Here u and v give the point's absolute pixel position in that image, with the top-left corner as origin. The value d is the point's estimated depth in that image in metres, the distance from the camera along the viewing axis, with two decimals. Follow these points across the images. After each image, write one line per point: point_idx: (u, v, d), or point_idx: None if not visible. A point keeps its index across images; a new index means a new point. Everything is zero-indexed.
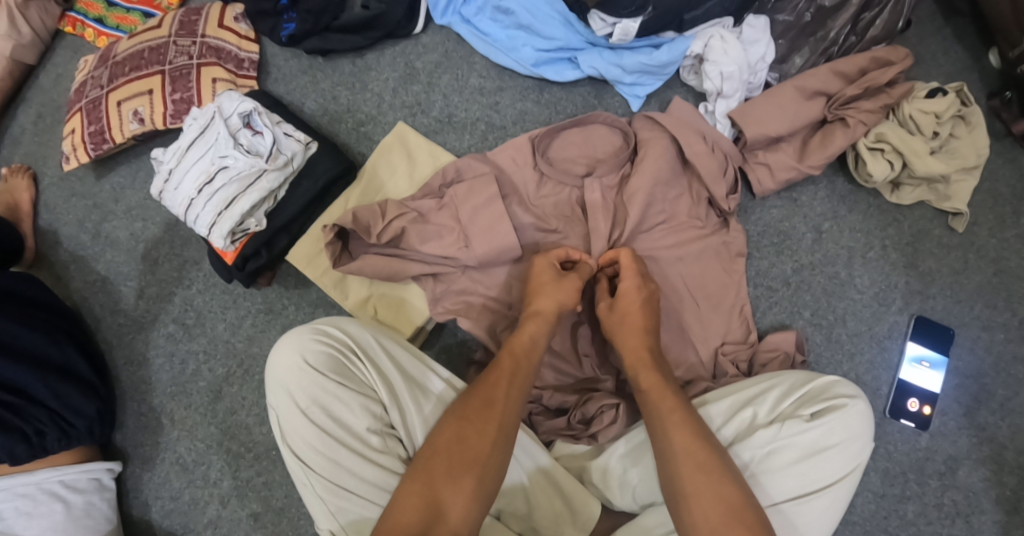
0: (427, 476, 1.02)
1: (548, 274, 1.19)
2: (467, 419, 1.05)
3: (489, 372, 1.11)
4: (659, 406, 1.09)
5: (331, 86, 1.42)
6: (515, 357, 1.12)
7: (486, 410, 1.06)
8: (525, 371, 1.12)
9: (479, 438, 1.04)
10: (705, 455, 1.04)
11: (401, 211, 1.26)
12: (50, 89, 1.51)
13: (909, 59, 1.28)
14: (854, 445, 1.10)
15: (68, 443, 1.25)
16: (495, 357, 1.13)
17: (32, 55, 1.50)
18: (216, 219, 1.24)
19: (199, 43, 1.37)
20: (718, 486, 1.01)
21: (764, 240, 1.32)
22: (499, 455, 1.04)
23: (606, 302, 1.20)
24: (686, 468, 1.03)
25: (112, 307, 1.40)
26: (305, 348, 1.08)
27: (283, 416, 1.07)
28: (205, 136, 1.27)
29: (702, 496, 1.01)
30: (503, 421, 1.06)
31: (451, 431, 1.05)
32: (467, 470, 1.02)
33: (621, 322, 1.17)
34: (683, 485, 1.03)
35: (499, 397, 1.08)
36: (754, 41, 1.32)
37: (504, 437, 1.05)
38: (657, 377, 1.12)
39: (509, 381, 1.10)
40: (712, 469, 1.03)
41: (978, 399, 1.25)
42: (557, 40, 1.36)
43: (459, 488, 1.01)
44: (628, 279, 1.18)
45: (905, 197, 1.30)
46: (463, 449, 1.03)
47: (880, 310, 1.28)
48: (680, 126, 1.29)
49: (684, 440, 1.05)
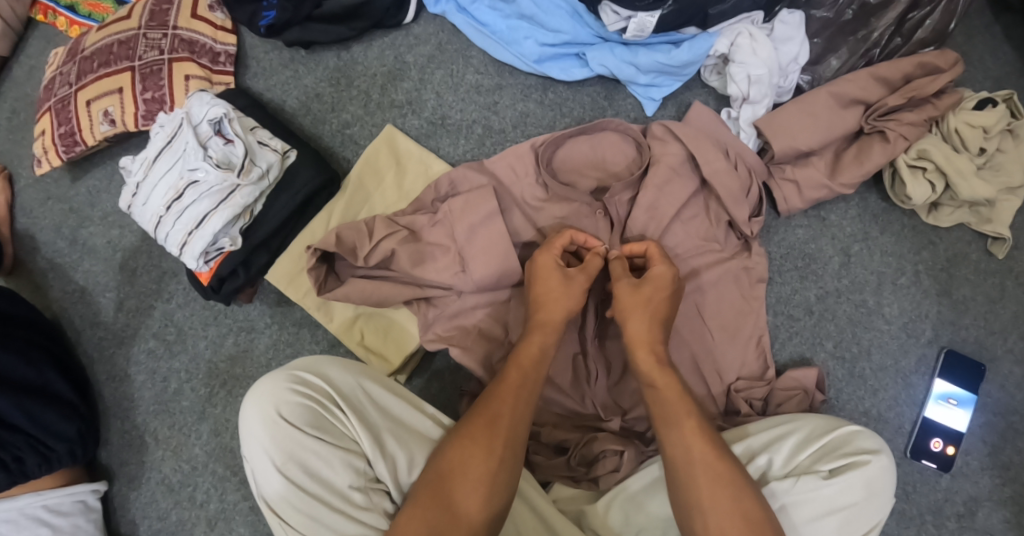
0: (431, 497, 0.96)
1: (555, 274, 1.09)
2: (471, 439, 0.99)
3: (495, 385, 1.04)
4: (671, 410, 1.02)
5: (314, 83, 1.30)
6: (523, 370, 1.04)
7: (492, 427, 1.00)
8: (533, 383, 1.04)
9: (483, 459, 0.97)
10: (722, 466, 0.97)
11: (390, 230, 1.16)
12: (24, 82, 1.43)
13: (958, 66, 1.16)
14: (871, 506, 1.02)
15: (49, 467, 1.17)
16: (502, 369, 1.05)
17: (3, 47, 1.42)
18: (187, 238, 1.14)
19: (170, 35, 1.26)
20: (735, 501, 0.95)
21: (788, 263, 1.22)
22: (505, 472, 0.98)
23: (626, 279, 1.09)
24: (701, 477, 0.97)
25: (91, 319, 1.32)
26: (280, 401, 1.00)
27: (258, 471, 1.00)
28: (173, 146, 1.16)
29: (718, 507, 0.95)
30: (510, 440, 0.99)
31: (456, 453, 0.98)
32: (473, 489, 0.96)
33: (642, 308, 1.07)
34: (699, 497, 0.96)
35: (505, 413, 1.01)
36: (786, 39, 1.19)
37: (511, 453, 0.99)
38: (669, 376, 1.04)
39: (516, 394, 1.02)
40: (728, 482, 0.96)
41: (1005, 437, 1.15)
42: (564, 34, 1.23)
43: (466, 509, 0.95)
44: (663, 266, 1.09)
45: (943, 218, 1.19)
46: (466, 469, 0.97)
47: (908, 342, 1.18)
48: (699, 137, 1.16)
49: (702, 448, 0.99)
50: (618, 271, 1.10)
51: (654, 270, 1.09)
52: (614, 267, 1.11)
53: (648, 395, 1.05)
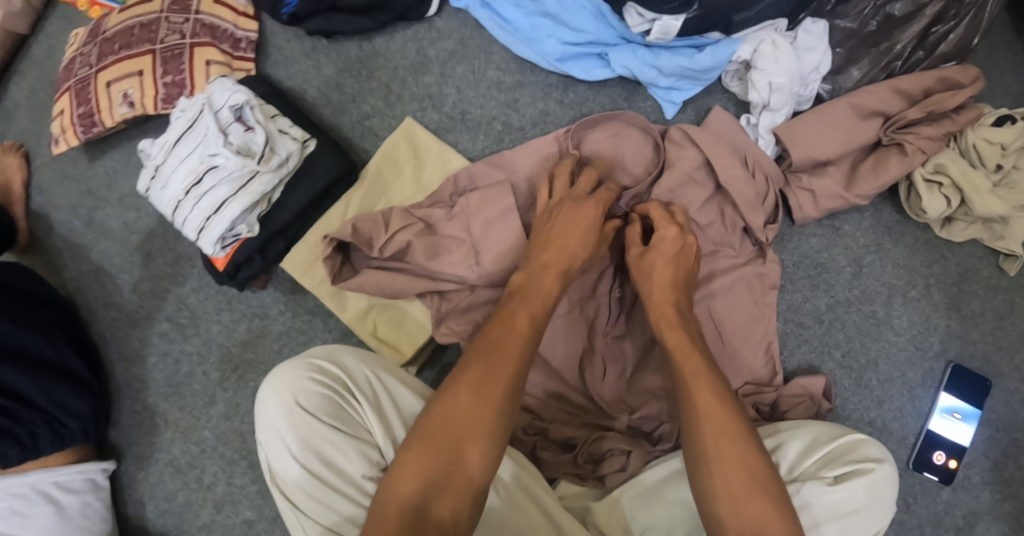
0: (427, 445, 0.95)
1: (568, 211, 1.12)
2: (472, 386, 0.97)
3: (498, 328, 1.02)
4: (686, 368, 1.01)
5: (335, 73, 1.31)
6: (529, 315, 1.04)
7: (490, 377, 0.98)
8: (535, 333, 1.03)
9: (482, 405, 0.96)
10: (730, 420, 0.96)
11: (406, 223, 1.16)
12: (43, 61, 1.44)
13: (979, 81, 1.17)
14: (875, 512, 1.02)
15: (61, 445, 1.18)
16: (506, 312, 1.04)
17: (24, 26, 1.43)
18: (205, 223, 1.15)
19: (191, 20, 1.27)
20: (743, 456, 0.94)
21: (799, 271, 1.23)
22: (501, 422, 0.96)
23: (638, 246, 1.13)
24: (709, 430, 0.95)
25: (105, 300, 1.34)
26: (298, 389, 1.01)
27: (274, 457, 1.01)
28: (194, 131, 1.17)
29: (726, 460, 0.93)
30: (510, 386, 0.98)
31: (451, 397, 0.97)
32: (469, 440, 0.95)
33: (648, 274, 1.10)
34: (705, 449, 0.95)
35: (500, 358, 0.99)
36: (809, 49, 1.19)
37: (510, 400, 0.98)
38: (682, 338, 1.04)
39: (519, 341, 1.01)
40: (739, 436, 0.95)
41: (1007, 453, 1.17)
42: (587, 34, 1.24)
43: (461, 460, 0.94)
44: (664, 229, 1.11)
45: (957, 233, 1.20)
46: (464, 413, 0.96)
47: (915, 355, 1.19)
48: (716, 143, 1.17)
49: (711, 402, 0.97)
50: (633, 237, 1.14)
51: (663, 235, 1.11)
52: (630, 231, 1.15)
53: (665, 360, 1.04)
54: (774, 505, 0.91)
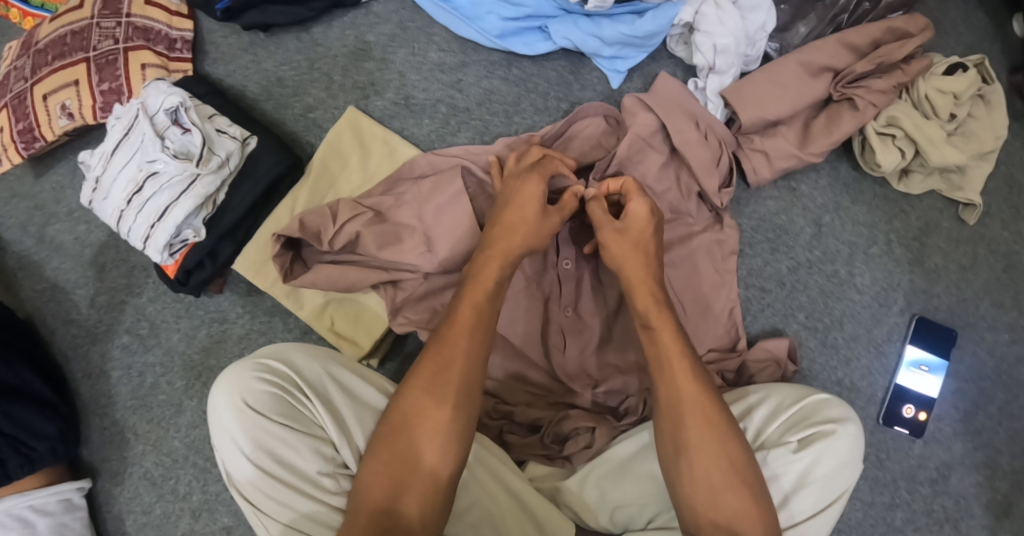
0: (389, 450, 0.95)
1: (534, 206, 1.06)
2: (425, 389, 0.96)
3: (447, 326, 1.00)
4: (666, 351, 0.99)
5: (274, 66, 1.28)
6: (477, 307, 1.01)
7: (443, 376, 0.97)
8: (488, 320, 1.00)
9: (436, 406, 0.95)
10: (708, 405, 0.96)
11: (354, 213, 1.14)
12: None
13: (928, 31, 1.16)
14: (842, 473, 1.01)
15: (31, 468, 1.16)
16: (453, 307, 1.01)
17: None
18: (150, 231, 1.13)
19: (124, 24, 1.24)
20: (721, 444, 0.94)
21: (759, 236, 1.21)
22: (461, 418, 0.96)
23: (610, 226, 1.06)
24: (690, 416, 0.96)
25: (63, 317, 1.31)
26: (246, 390, 0.99)
27: (229, 460, 0.99)
28: (130, 138, 1.14)
29: (705, 450, 0.94)
30: (463, 382, 0.97)
31: (408, 402, 0.96)
32: (428, 439, 0.94)
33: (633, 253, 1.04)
34: (686, 436, 0.95)
35: (447, 355, 0.98)
36: (753, 7, 1.16)
37: (466, 396, 0.97)
38: (669, 319, 1.01)
39: (470, 332, 0.99)
40: (716, 423, 0.95)
41: (977, 403, 1.16)
42: (526, 7, 1.21)
43: (421, 460, 0.94)
44: (639, 203, 1.06)
45: (914, 185, 1.19)
46: (422, 418, 0.95)
47: (880, 311, 1.18)
48: (669, 108, 1.14)
49: (693, 390, 0.97)
50: (600, 218, 1.07)
51: (631, 207, 1.06)
52: (594, 211, 1.08)
53: (645, 338, 1.01)
54: (751, 492, 0.92)
